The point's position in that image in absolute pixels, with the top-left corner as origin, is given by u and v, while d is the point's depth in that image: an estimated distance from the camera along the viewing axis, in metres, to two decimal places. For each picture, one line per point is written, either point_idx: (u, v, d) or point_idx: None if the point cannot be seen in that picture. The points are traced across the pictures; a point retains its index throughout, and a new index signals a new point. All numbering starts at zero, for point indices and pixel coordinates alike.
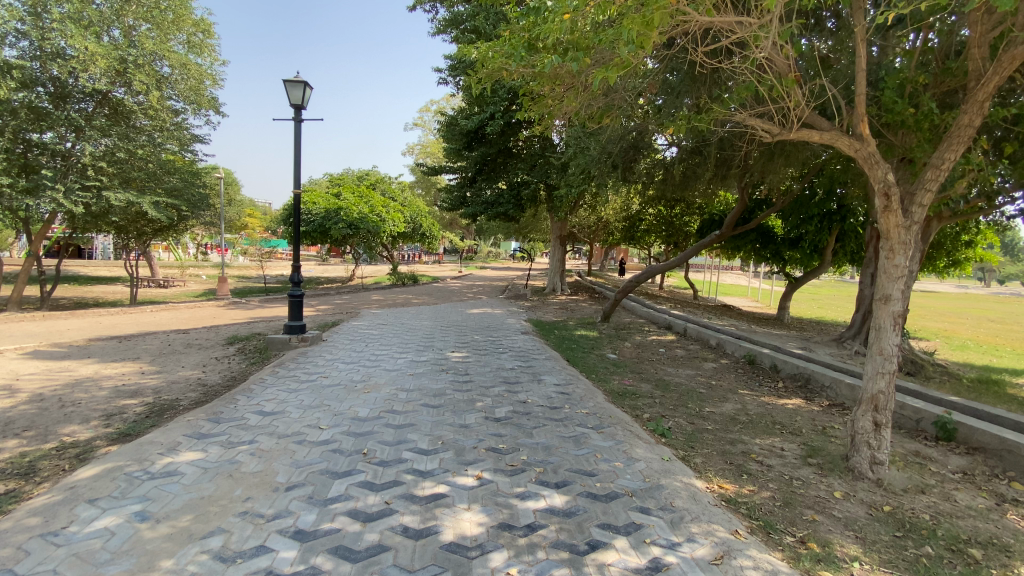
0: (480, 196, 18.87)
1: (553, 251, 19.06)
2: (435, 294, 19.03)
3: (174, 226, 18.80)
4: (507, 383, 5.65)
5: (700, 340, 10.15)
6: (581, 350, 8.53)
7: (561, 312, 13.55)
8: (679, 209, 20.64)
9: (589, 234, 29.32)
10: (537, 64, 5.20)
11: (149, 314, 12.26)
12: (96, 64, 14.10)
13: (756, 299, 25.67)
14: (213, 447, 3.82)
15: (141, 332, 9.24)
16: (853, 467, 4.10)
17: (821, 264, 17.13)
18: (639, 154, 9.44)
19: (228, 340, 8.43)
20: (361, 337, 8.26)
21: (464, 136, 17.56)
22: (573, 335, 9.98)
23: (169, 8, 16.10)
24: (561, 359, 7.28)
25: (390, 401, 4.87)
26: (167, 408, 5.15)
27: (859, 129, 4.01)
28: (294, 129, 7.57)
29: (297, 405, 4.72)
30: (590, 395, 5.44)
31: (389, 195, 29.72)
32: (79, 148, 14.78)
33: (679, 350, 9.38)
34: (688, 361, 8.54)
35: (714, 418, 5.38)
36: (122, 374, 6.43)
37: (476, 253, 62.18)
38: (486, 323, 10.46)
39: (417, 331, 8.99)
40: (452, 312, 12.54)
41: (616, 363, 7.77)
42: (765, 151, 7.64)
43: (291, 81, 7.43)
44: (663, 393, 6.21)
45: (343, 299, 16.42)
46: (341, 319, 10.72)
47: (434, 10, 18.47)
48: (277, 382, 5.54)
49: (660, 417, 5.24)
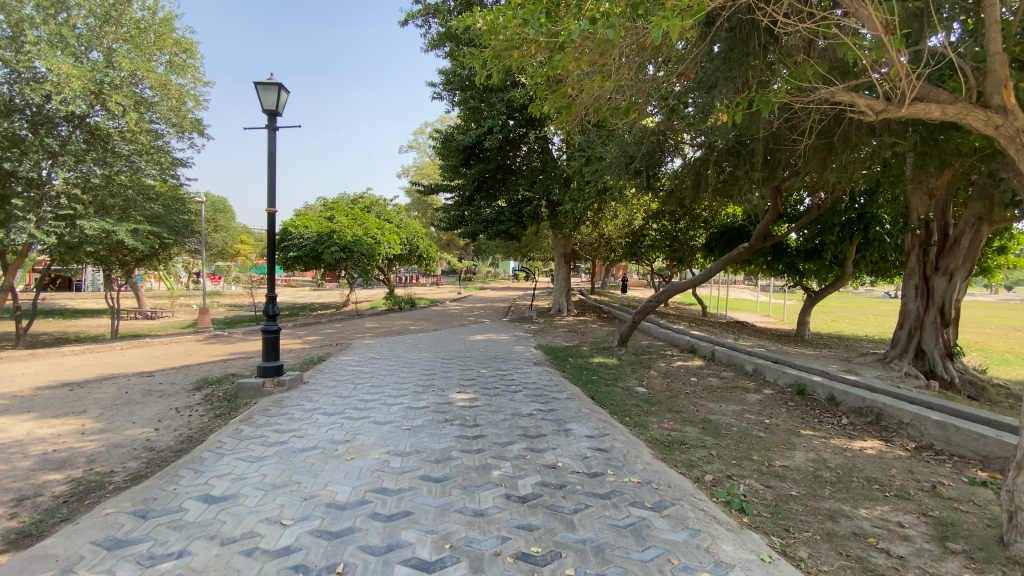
0: (479, 215, 17.86)
1: (557, 269, 18.05)
2: (434, 319, 17.89)
3: (157, 255, 17.68)
4: (526, 437, 4.53)
5: (733, 366, 9.01)
6: (604, 383, 7.37)
7: (571, 336, 12.41)
8: (684, 222, 19.48)
9: (591, 251, 28.36)
10: (564, 31, 4.27)
11: (119, 352, 11.05)
12: (70, 86, 13.08)
13: (768, 314, 24.59)
14: (123, 567, 2.64)
15: (100, 376, 8.04)
16: (1018, 557, 2.93)
17: (842, 275, 16.13)
18: (664, 157, 8.51)
19: (196, 384, 7.24)
20: (349, 376, 7.10)
21: (461, 152, 16.64)
22: (590, 363, 8.86)
23: (150, 28, 15.39)
24: (585, 398, 6.13)
25: (380, 474, 3.73)
26: (92, 490, 3.97)
27: (1002, 99, 3.12)
28: (269, 140, 6.51)
29: (256, 486, 3.58)
30: (632, 452, 4.32)
31: (385, 217, 28.79)
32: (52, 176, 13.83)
33: (713, 379, 8.23)
34: (728, 393, 7.40)
35: (794, 478, 4.24)
36: (55, 436, 5.25)
37: (474, 272, 61.16)
38: (493, 352, 9.30)
39: (416, 365, 7.86)
40: (453, 340, 11.37)
41: (649, 399, 6.61)
42: (818, 148, 6.66)
43: (265, 84, 6.38)
44: (718, 442, 5.06)
45: (335, 328, 15.28)
46: (330, 353, 9.56)
47: (426, 24, 17.74)
48: (238, 446, 4.39)
49: (727, 479, 4.11)
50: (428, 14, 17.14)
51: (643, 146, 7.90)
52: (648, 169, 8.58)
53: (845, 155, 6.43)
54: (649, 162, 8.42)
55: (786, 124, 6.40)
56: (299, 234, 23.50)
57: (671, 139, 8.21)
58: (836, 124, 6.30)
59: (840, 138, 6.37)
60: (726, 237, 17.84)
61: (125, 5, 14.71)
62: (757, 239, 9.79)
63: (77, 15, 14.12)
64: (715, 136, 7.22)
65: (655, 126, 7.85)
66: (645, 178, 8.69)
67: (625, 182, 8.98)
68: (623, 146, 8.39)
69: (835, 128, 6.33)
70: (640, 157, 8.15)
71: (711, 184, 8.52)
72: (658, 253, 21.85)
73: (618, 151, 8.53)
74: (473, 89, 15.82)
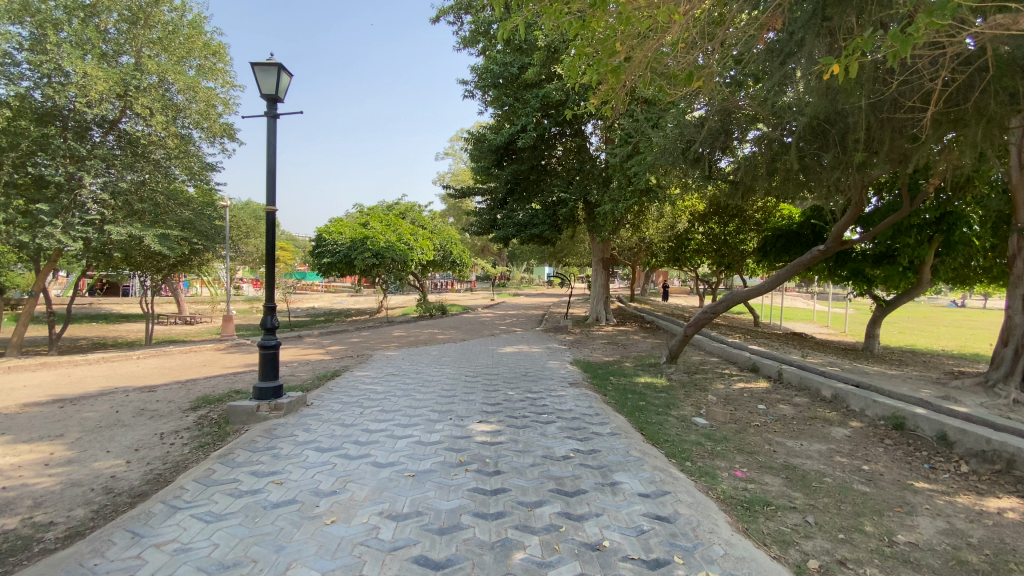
0: (512, 218, 16.97)
1: (595, 276, 16.96)
2: (464, 328, 16.94)
3: (188, 261, 17.56)
4: (560, 495, 3.48)
5: (807, 391, 7.69)
6: (653, 412, 6.25)
7: (612, 350, 11.23)
8: (734, 224, 18.12)
9: (631, 256, 26.98)
10: None
11: (136, 361, 10.60)
12: (96, 88, 12.99)
13: (828, 324, 22.59)
14: None
15: (101, 391, 7.48)
16: None
17: (917, 283, 14.31)
18: (729, 141, 7.41)
19: (193, 404, 6.51)
20: (359, 398, 6.20)
21: (494, 153, 15.81)
22: (635, 384, 7.73)
23: (180, 33, 15.25)
24: (633, 433, 5.02)
25: (363, 553, 2.76)
26: (13, 550, 3.18)
27: None
28: (268, 129, 5.73)
29: (194, 567, 2.66)
30: (704, 523, 3.21)
31: (419, 223, 28.05)
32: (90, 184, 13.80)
33: (785, 407, 6.95)
34: (807, 427, 6.12)
35: (931, 566, 3.04)
36: (15, 468, 4.57)
37: (509, 279, 60.37)
38: (524, 369, 8.26)
39: (436, 385, 6.92)
40: (481, 353, 10.40)
41: (711, 435, 5.45)
42: (937, 122, 5.47)
43: (263, 66, 5.62)
44: (812, 504, 3.88)
45: (360, 338, 14.60)
46: (346, 367, 8.78)
47: (458, 21, 17.12)
48: (201, 497, 3.53)
49: (839, 568, 2.96)
50: (460, 10, 16.49)
51: (708, 127, 6.90)
52: (709, 156, 7.56)
53: (980, 130, 5.21)
54: (712, 146, 7.40)
55: (896, 91, 5.29)
56: (332, 239, 23.26)
57: (738, 122, 7.16)
58: (967, 89, 5.13)
59: (972, 110, 5.17)
60: (780, 241, 16.30)
61: (156, 9, 14.64)
62: (835, 242, 8.35)
63: (111, 21, 14.19)
64: (791, 115, 6.21)
65: (721, 104, 6.82)
66: (704, 166, 7.65)
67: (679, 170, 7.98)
68: (681, 127, 7.47)
69: (965, 97, 5.16)
70: (701, 140, 7.16)
71: (786, 176, 7.34)
72: (703, 258, 20.35)
73: (674, 133, 7.60)
74: (507, 86, 15.04)
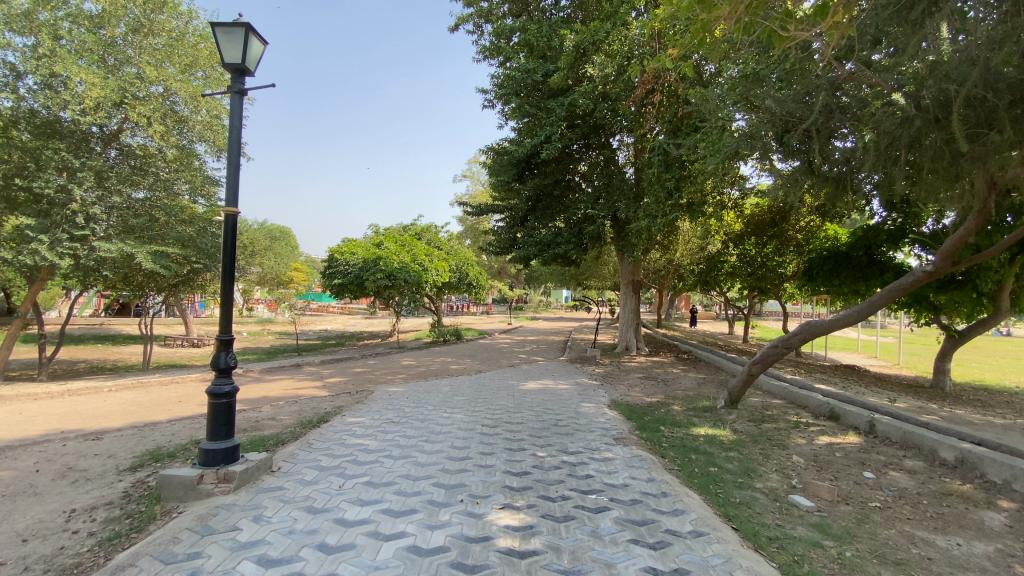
0: (534, 236, 15.43)
1: (624, 301, 15.39)
2: (480, 356, 15.39)
3: (189, 281, 16.46)
4: None
5: (916, 450, 6.03)
6: (732, 485, 4.67)
7: (652, 387, 9.60)
8: (772, 245, 16.46)
9: (657, 280, 25.28)
10: None
11: (105, 395, 9.26)
12: (91, 96, 12.06)
13: (878, 355, 20.53)
14: None
15: (37, 437, 6.09)
16: None
17: (995, 313, 12.32)
18: (839, 119, 6.51)
19: (134, 463, 5.06)
20: (342, 461, 4.74)
21: (515, 166, 14.52)
22: (694, 438, 6.16)
23: (181, 42, 14.29)
24: (725, 534, 3.44)
25: None
26: None
27: None
28: (232, 108, 4.40)
29: None
30: None
31: (435, 244, 26.81)
32: (99, 214, 12.90)
33: (900, 476, 5.28)
34: (948, 512, 4.46)
35: None
36: None
37: (526, 302, 58.82)
38: (553, 416, 6.69)
39: (444, 441, 5.40)
40: (499, 390, 8.85)
41: (826, 530, 3.87)
42: None
43: (227, 27, 4.30)
44: None
45: (364, 367, 13.14)
46: (340, 408, 7.33)
47: (478, 29, 16.12)
48: None
49: None
50: (481, 18, 15.52)
51: (821, 100, 6.08)
52: (815, 139, 6.76)
53: None
54: (822, 127, 6.59)
55: None
56: (345, 260, 22.16)
57: (854, 97, 6.36)
58: None
59: None
60: (829, 263, 14.20)
61: (162, 16, 13.86)
62: (944, 261, 6.56)
63: (118, 31, 13.46)
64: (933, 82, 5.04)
65: (828, 78, 6.25)
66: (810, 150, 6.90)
67: (765, 157, 7.28)
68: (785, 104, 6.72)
69: None
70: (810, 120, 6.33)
71: (922, 164, 6.10)
72: (737, 282, 18.72)
73: (770, 114, 6.78)
74: (530, 96, 13.81)
